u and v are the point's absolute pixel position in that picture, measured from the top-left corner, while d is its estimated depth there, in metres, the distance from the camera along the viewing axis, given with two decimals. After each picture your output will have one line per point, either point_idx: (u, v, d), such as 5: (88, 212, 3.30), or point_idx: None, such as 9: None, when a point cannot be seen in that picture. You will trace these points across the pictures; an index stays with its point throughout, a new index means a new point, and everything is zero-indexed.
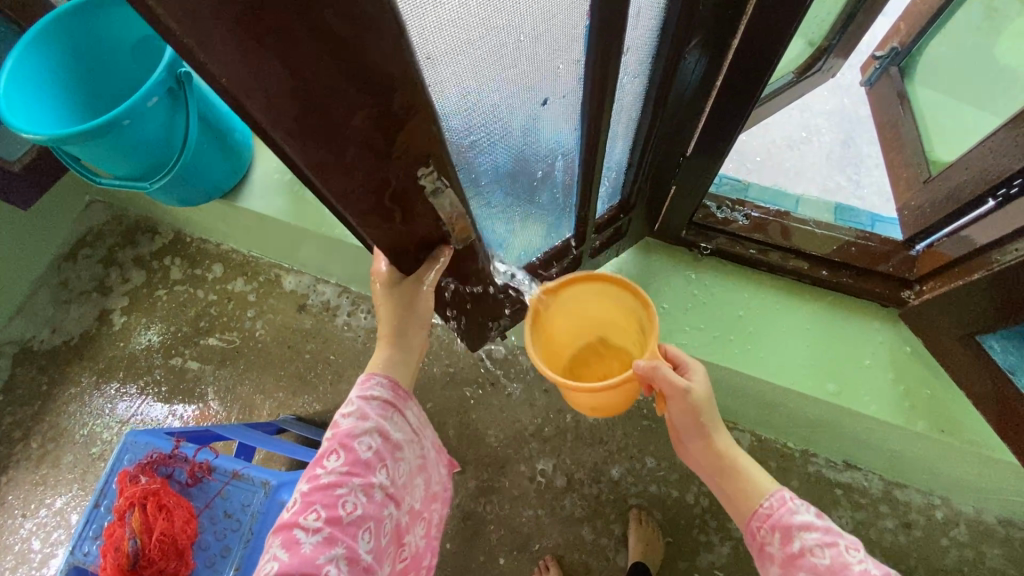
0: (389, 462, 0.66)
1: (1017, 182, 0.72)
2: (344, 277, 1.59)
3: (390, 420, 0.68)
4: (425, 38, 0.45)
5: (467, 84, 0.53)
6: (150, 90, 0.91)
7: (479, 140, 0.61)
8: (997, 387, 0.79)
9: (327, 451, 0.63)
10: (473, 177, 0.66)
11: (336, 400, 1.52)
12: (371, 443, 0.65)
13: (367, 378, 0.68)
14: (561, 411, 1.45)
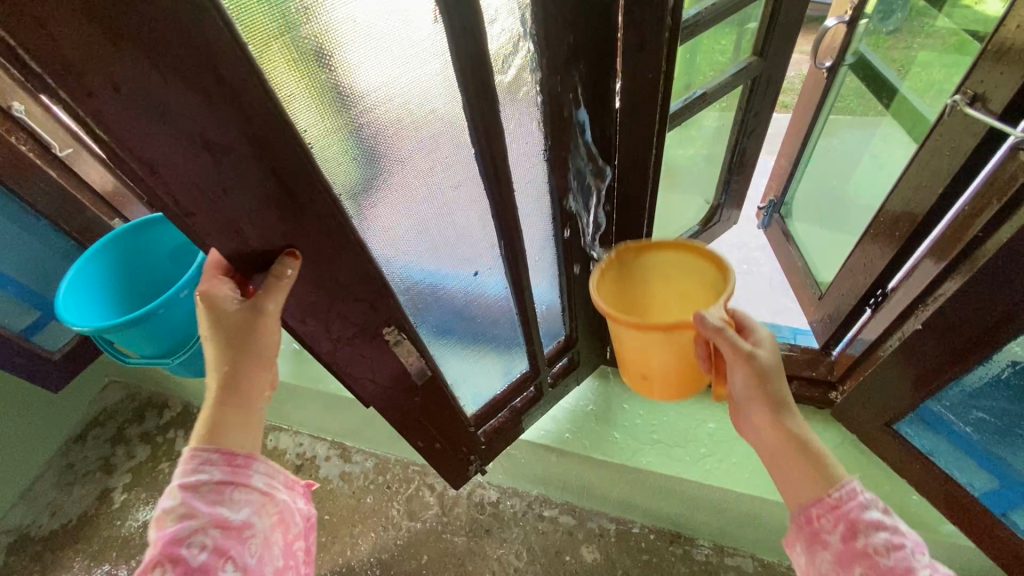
0: (241, 545, 0.60)
1: (879, 292, 0.91)
2: (339, 433, 1.68)
3: (229, 502, 0.62)
4: (357, 222, 0.64)
5: (415, 271, 0.75)
6: (183, 285, 1.10)
7: (429, 305, 0.82)
8: (926, 469, 0.86)
9: (152, 566, 0.56)
10: (428, 331, 0.85)
11: (330, 563, 1.49)
12: (206, 541, 0.58)
13: (188, 461, 0.61)
14: (558, 552, 1.43)
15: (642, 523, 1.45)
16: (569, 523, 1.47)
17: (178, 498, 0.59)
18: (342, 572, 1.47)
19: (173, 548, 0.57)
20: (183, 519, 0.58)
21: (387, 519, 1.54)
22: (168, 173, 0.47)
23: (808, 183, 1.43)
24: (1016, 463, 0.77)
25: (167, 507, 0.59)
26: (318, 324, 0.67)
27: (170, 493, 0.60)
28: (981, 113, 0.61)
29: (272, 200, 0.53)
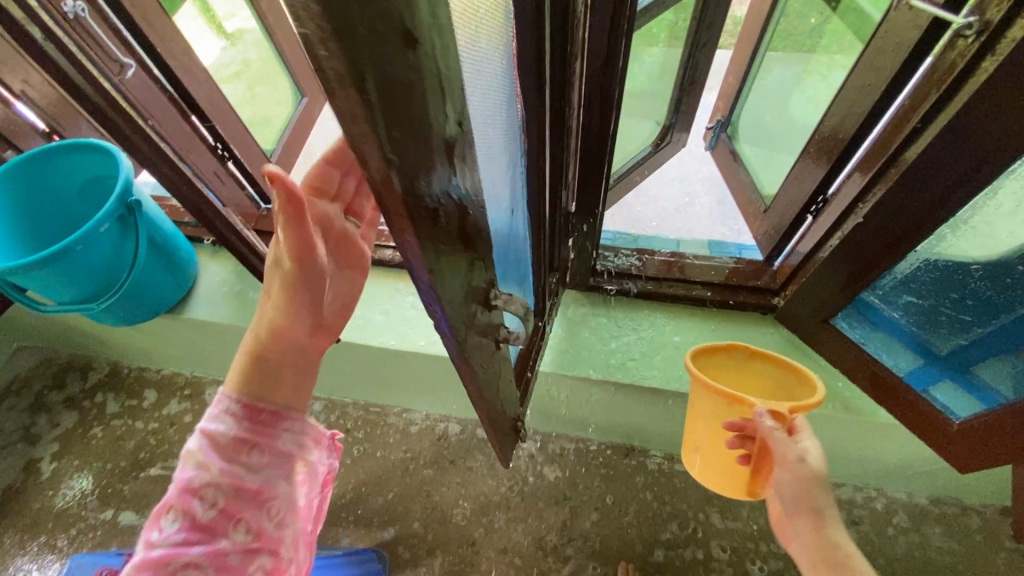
0: (252, 512, 0.53)
1: (819, 198, 0.96)
2: None
3: (246, 462, 0.55)
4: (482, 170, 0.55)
5: (500, 220, 0.68)
6: (102, 218, 0.99)
7: (505, 256, 0.75)
8: (858, 358, 0.95)
9: (164, 510, 0.52)
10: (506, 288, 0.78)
11: None
12: (213, 496, 0.52)
13: (215, 409, 0.57)
14: (522, 474, 1.48)
15: (599, 440, 1.53)
16: (531, 447, 1.52)
17: (198, 442, 0.54)
18: None
19: (178, 497, 0.52)
20: (196, 466, 0.53)
21: (349, 460, 1.53)
22: (405, 151, 0.36)
23: (750, 105, 1.48)
24: (937, 343, 0.88)
25: (185, 449, 0.55)
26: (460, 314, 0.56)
27: (194, 435, 0.55)
28: (924, 4, 0.64)
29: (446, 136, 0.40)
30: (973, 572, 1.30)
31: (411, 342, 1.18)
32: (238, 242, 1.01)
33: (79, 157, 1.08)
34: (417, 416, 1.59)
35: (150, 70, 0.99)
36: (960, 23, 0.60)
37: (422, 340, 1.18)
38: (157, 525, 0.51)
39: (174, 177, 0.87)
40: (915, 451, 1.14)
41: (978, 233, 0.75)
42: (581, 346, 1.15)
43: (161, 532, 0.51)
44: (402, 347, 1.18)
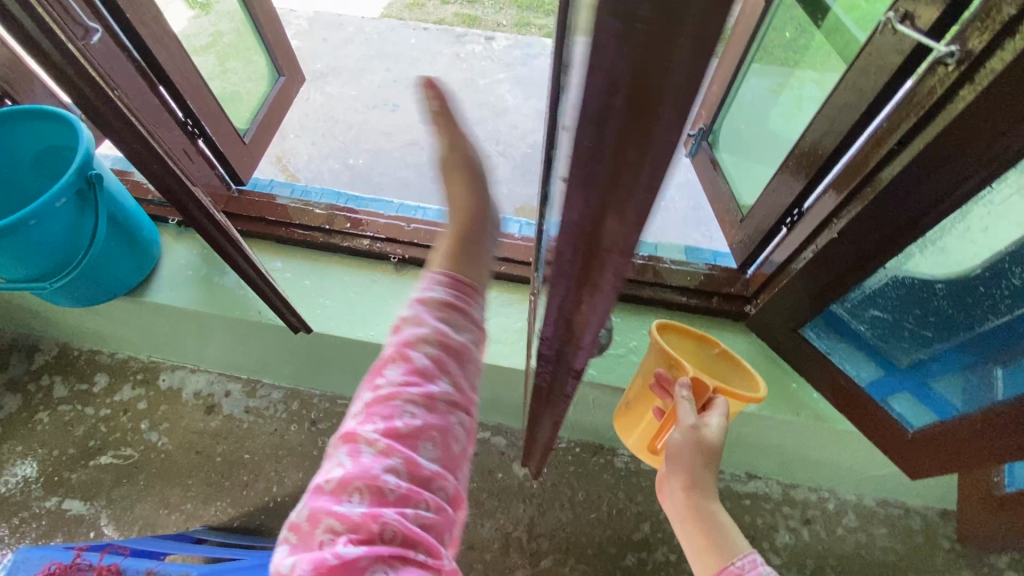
0: (454, 368, 0.56)
1: (795, 211, 0.99)
2: (256, 370, 1.55)
3: (454, 325, 0.58)
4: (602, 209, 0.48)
5: None
6: (58, 192, 0.93)
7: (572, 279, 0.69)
8: (825, 369, 0.99)
9: (387, 359, 0.56)
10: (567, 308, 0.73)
11: (254, 500, 1.45)
12: (429, 349, 0.56)
13: (426, 279, 0.61)
14: (491, 470, 1.48)
15: (568, 438, 1.53)
16: (501, 443, 1.52)
17: (411, 308, 0.58)
18: (270, 508, 1.44)
19: (400, 351, 0.56)
20: (415, 323, 0.57)
21: (315, 452, 1.50)
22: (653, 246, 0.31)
23: (733, 113, 1.50)
24: (898, 355, 0.93)
25: (399, 315, 0.59)
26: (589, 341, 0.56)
27: (409, 300, 0.59)
28: (912, 31, 0.66)
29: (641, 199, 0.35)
30: (911, 568, 1.39)
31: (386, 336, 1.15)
32: (209, 226, 0.96)
33: (33, 125, 1.00)
34: None
35: (118, 38, 0.94)
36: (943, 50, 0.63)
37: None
38: (382, 375, 0.55)
39: (142, 154, 0.82)
40: (869, 456, 1.19)
41: (940, 256, 0.80)
42: None
43: (386, 381, 0.55)
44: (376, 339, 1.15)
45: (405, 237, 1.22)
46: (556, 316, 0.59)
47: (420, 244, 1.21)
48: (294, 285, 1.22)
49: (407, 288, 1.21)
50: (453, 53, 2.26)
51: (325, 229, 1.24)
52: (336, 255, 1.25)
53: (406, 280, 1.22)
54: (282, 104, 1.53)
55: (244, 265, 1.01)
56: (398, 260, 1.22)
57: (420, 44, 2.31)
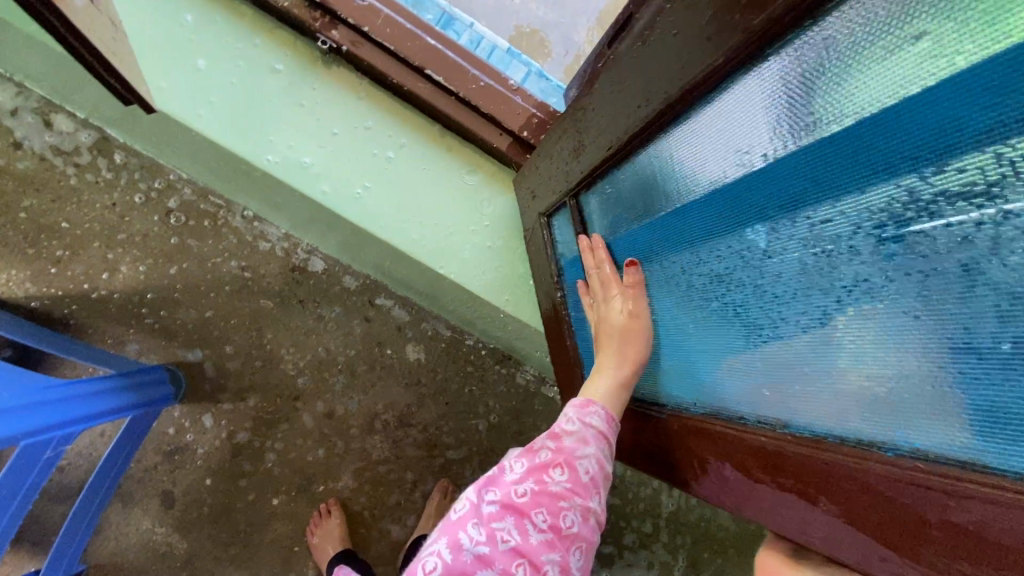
0: (600, 492, 0.59)
1: None
2: (87, 108, 1.05)
3: (606, 451, 0.60)
4: None
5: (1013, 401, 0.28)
6: None
7: (865, 382, 0.36)
8: None
9: (553, 463, 0.58)
10: (803, 394, 0.41)
11: (65, 283, 1.12)
12: (589, 467, 0.58)
13: (586, 405, 0.61)
14: (379, 344, 1.24)
15: (479, 337, 1.28)
16: (402, 319, 1.24)
17: (575, 423, 0.60)
18: (86, 300, 1.13)
19: (562, 457, 0.58)
20: (579, 441, 0.59)
21: (160, 250, 1.15)
22: None
23: None
24: None
25: (558, 424, 0.61)
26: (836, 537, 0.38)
27: (569, 418, 0.61)
28: None
29: None
30: None
31: (284, 158, 0.80)
32: None
33: None
34: (271, 231, 1.19)
35: None
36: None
37: (305, 158, 0.80)
38: (543, 475, 0.57)
39: None
40: None
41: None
42: (509, 256, 0.86)
43: (552, 480, 0.57)
44: (269, 162, 0.80)
45: (345, 13, 0.76)
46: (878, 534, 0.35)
47: (369, 37, 0.77)
48: (158, 15, 0.75)
49: (332, 101, 0.80)
50: None
51: None
52: None
53: (339, 87, 0.80)
54: None
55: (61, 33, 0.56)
56: (330, 49, 0.78)
57: None
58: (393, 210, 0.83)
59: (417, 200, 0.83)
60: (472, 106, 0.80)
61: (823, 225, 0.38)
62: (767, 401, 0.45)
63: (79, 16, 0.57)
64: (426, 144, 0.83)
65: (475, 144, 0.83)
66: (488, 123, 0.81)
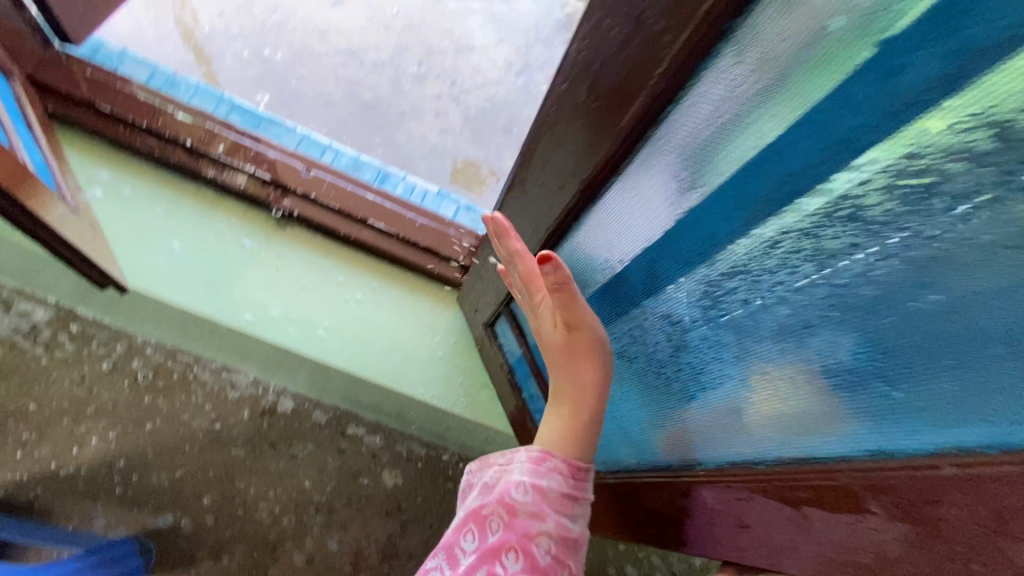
0: (566, 557, 0.58)
1: None
2: (60, 292, 1.13)
3: (571, 509, 0.60)
4: None
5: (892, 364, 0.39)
6: None
7: (799, 375, 0.47)
8: None
9: (505, 549, 0.56)
10: (759, 403, 0.51)
11: (30, 466, 1.11)
12: (550, 540, 0.57)
13: (539, 464, 0.61)
14: (355, 475, 1.24)
15: (454, 451, 1.30)
16: (376, 446, 1.26)
17: (523, 490, 0.59)
18: (52, 479, 1.11)
19: (516, 536, 0.56)
20: (533, 517, 0.58)
21: (128, 416, 1.17)
22: None
23: None
24: None
25: (501, 488, 0.60)
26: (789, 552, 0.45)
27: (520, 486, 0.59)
28: None
29: None
30: None
31: (259, 316, 0.88)
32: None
33: None
34: (239, 379, 1.23)
35: None
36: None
37: (275, 312, 0.89)
38: (497, 558, 0.55)
39: None
40: None
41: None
42: (466, 368, 0.94)
43: (508, 566, 0.55)
44: (248, 321, 0.87)
45: (295, 186, 0.90)
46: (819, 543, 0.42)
47: (316, 201, 0.91)
48: (135, 211, 0.87)
49: (291, 257, 0.92)
50: None
51: (184, 145, 0.89)
52: (197, 182, 0.91)
53: (296, 245, 0.92)
54: None
55: (48, 240, 0.68)
56: (283, 215, 0.91)
57: None
58: (361, 346, 0.91)
59: (380, 332, 0.92)
60: (411, 242, 0.92)
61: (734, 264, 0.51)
62: (735, 426, 0.54)
63: (60, 222, 0.68)
64: (378, 280, 0.94)
65: (420, 274, 0.95)
66: (428, 255, 0.93)
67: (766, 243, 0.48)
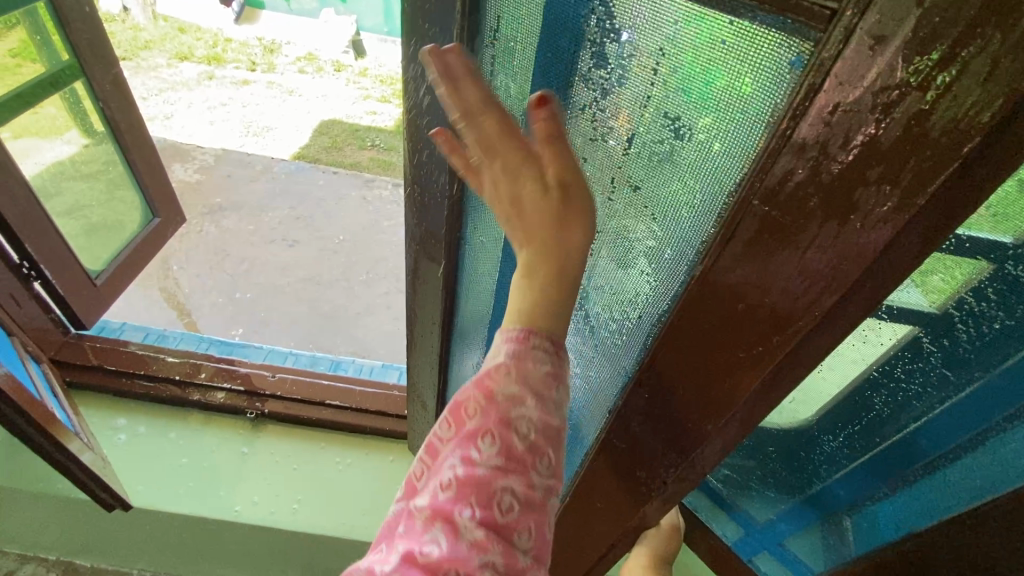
0: (538, 521, 0.41)
1: None
2: (65, 546, 1.22)
3: (541, 460, 0.41)
4: (667, 282, 0.43)
5: (605, 344, 0.54)
6: None
7: (582, 384, 0.61)
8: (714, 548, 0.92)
9: (474, 436, 0.41)
10: (579, 420, 0.64)
11: None
12: (514, 493, 0.40)
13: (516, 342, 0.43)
14: None
15: None
16: None
17: (492, 437, 0.41)
18: None
19: (471, 487, 0.40)
20: (511, 400, 0.41)
21: None
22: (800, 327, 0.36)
23: None
24: None
25: (464, 426, 0.42)
26: (637, 494, 0.58)
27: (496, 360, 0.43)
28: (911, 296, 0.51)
29: (762, 334, 0.37)
30: None
31: (247, 504, 1.02)
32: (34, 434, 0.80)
33: None
34: None
35: None
36: (640, 130, 0.40)
37: (258, 497, 1.03)
38: (449, 514, 0.39)
39: None
40: None
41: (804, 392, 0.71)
42: None
43: (461, 522, 0.39)
44: (237, 511, 1.02)
45: (265, 389, 1.13)
46: (647, 482, 0.55)
47: (283, 396, 1.13)
48: (136, 442, 1.07)
49: (268, 447, 1.10)
50: (359, 196, 2.37)
51: (173, 379, 1.12)
52: (185, 408, 1.12)
53: (271, 437, 1.11)
54: (153, 243, 1.49)
55: (72, 468, 0.86)
56: (256, 414, 1.12)
57: (328, 185, 2.40)
58: (337, 511, 1.04)
59: (349, 491, 1.06)
60: (365, 408, 1.13)
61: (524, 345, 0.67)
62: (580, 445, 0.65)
63: (73, 443, 0.87)
64: (344, 450, 1.11)
65: (377, 434, 1.13)
66: (379, 416, 1.13)
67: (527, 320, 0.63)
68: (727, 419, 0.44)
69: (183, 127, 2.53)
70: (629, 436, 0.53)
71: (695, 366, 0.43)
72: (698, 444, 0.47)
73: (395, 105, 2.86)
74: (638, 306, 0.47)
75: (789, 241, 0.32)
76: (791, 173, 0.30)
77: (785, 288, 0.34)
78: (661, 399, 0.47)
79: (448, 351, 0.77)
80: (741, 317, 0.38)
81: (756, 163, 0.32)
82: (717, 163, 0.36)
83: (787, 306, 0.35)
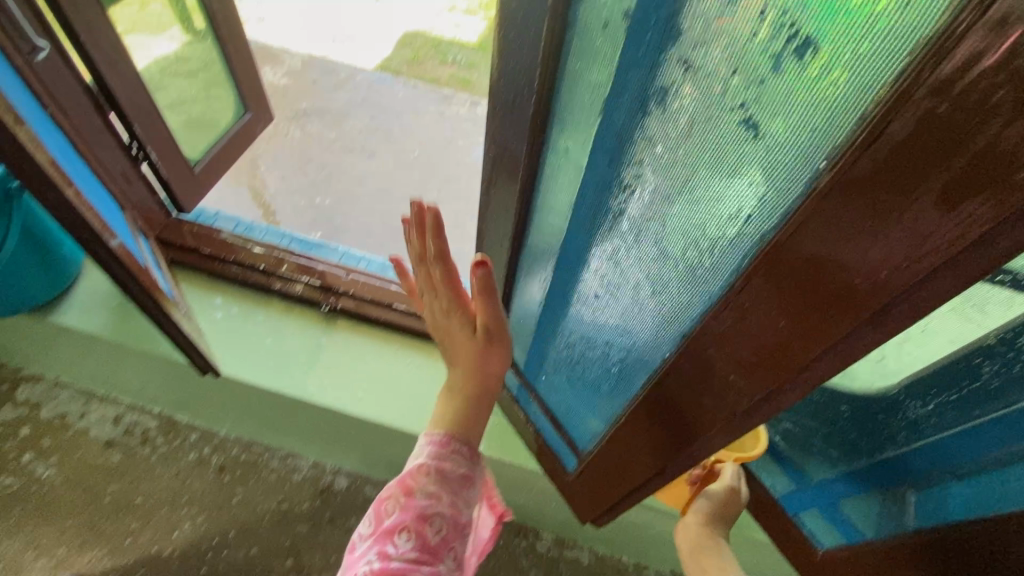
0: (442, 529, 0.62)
1: None
2: (168, 403, 1.41)
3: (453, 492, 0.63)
4: (781, 196, 0.38)
5: (691, 264, 0.50)
6: None
7: (657, 305, 0.58)
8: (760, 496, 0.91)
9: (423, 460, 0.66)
10: (646, 343, 0.62)
11: (135, 551, 1.31)
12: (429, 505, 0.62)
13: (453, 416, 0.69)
14: None
15: None
16: None
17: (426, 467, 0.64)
18: (153, 560, 1.30)
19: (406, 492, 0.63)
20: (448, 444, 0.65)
21: (220, 498, 1.37)
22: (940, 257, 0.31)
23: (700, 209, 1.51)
24: None
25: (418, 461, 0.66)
26: (699, 423, 0.57)
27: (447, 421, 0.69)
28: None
29: (887, 262, 0.33)
30: None
31: (318, 387, 1.11)
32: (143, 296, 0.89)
33: None
34: (302, 463, 1.43)
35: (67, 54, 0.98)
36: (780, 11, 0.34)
37: (328, 381, 1.12)
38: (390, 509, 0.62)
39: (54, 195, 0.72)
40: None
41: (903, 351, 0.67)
42: None
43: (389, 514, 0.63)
44: (309, 392, 1.11)
45: (339, 287, 1.19)
46: (712, 412, 0.54)
47: (354, 295, 1.19)
48: (226, 319, 1.18)
49: (339, 340, 1.18)
50: (437, 112, 2.34)
51: (259, 268, 1.20)
52: (268, 295, 1.22)
53: (342, 330, 1.19)
54: (244, 139, 1.56)
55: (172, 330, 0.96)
56: (330, 308, 1.19)
57: (408, 98, 2.38)
58: (396, 405, 1.11)
59: (409, 389, 1.13)
60: None
61: (599, 260, 0.65)
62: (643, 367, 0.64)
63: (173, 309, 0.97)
64: (406, 351, 1.17)
65: (438, 341, 1.18)
66: None
67: (607, 232, 0.61)
68: (819, 355, 0.41)
69: (274, 30, 2.56)
70: (702, 362, 0.51)
71: (795, 292, 0.39)
72: (780, 378, 0.44)
73: (480, 17, 2.73)
74: (739, 224, 0.43)
75: (952, 149, 0.27)
76: (980, 56, 0.24)
77: (933, 208, 0.29)
78: (748, 325, 0.44)
79: (517, 264, 0.76)
80: (866, 239, 0.33)
81: (936, 44, 0.26)
82: (876, 50, 0.29)
83: (929, 231, 0.30)
